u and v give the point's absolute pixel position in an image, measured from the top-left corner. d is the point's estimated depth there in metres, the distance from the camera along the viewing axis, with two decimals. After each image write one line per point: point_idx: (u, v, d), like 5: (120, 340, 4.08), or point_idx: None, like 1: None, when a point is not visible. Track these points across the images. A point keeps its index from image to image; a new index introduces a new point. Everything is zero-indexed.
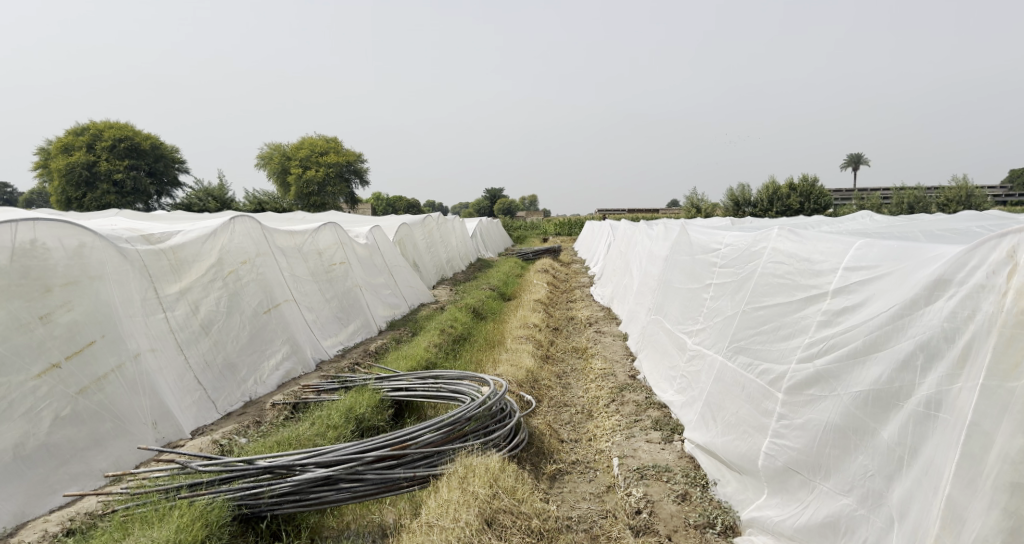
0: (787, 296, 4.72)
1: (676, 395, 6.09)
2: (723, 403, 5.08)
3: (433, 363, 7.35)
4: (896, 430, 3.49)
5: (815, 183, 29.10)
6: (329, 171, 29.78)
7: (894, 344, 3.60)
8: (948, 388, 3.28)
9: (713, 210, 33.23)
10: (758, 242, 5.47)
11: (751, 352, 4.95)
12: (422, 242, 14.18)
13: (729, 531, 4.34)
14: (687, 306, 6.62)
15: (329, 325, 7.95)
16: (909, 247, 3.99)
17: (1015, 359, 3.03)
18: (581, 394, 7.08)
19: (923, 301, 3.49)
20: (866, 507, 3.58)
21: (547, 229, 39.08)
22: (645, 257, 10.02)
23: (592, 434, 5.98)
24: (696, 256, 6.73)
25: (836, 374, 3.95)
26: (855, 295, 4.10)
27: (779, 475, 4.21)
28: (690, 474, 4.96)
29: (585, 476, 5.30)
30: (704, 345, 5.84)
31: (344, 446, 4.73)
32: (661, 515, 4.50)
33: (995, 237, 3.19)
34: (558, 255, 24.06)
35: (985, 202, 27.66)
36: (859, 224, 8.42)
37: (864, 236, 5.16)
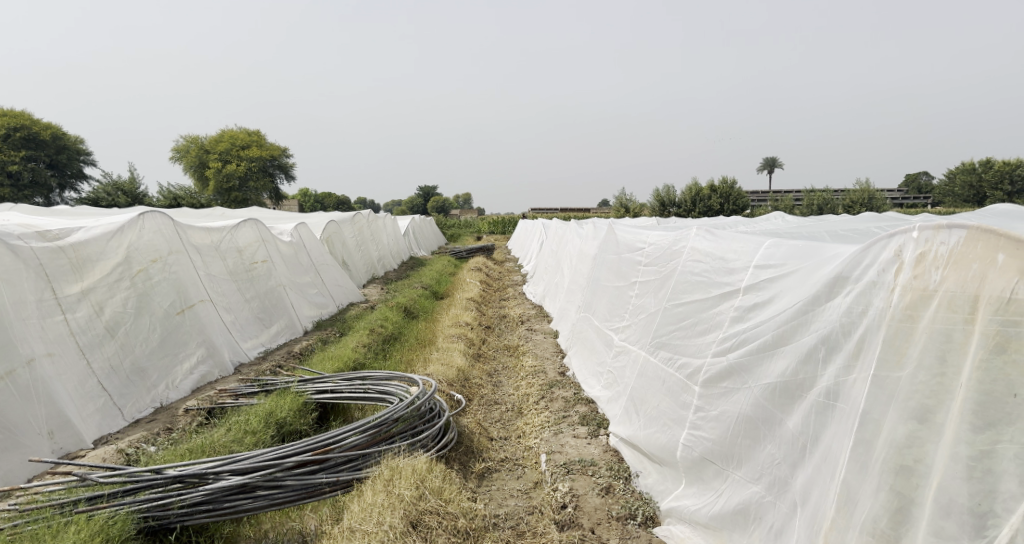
0: (702, 293, 4.93)
1: (603, 390, 6.23)
2: (645, 397, 5.24)
3: (360, 364, 7.23)
4: (799, 420, 3.70)
5: (734, 184, 30.39)
6: (251, 165, 28.81)
7: (799, 338, 3.82)
8: (845, 379, 3.48)
9: (639, 210, 34.13)
10: (679, 242, 5.68)
11: (671, 347, 5.13)
12: (352, 240, 13.95)
13: (649, 521, 4.49)
14: (614, 304, 6.77)
15: (249, 327, 7.69)
16: (813, 247, 4.24)
17: (900, 350, 3.17)
18: (512, 391, 7.13)
19: (823, 297, 3.70)
20: (772, 494, 3.77)
21: (479, 228, 39.18)
22: (575, 255, 10.20)
23: (521, 431, 6.04)
24: (622, 254, 6.91)
25: (748, 367, 4.15)
26: (763, 292, 4.33)
27: (696, 465, 4.39)
28: (614, 467, 5.10)
29: (514, 473, 5.36)
30: (629, 341, 6.01)
31: (262, 452, 4.59)
32: (585, 509, 4.60)
33: (885, 237, 3.36)
34: (491, 254, 24.17)
35: (885, 205, 29.69)
36: (773, 224, 8.86)
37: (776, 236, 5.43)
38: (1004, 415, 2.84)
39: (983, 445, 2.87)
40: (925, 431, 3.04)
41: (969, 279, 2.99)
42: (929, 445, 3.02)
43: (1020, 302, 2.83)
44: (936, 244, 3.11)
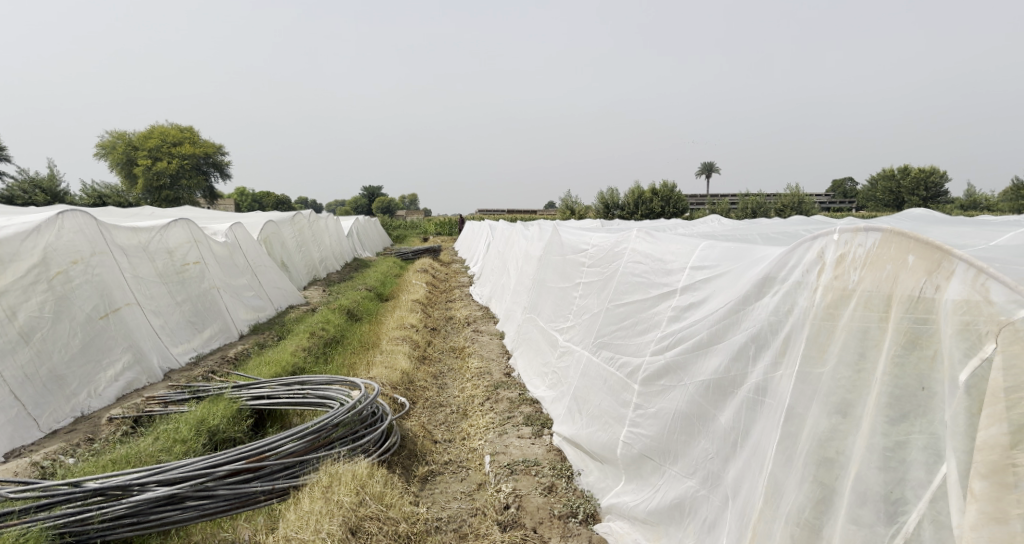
0: (642, 294, 5.04)
1: (548, 390, 6.28)
2: (587, 397, 5.31)
3: (299, 368, 7.06)
4: (731, 416, 3.82)
5: (675, 188, 31.18)
6: (183, 163, 27.86)
7: (731, 336, 3.94)
8: (772, 375, 3.60)
9: (585, 213, 34.56)
10: (620, 243, 5.80)
11: (612, 347, 5.22)
12: (292, 241, 13.63)
13: (590, 518, 4.56)
14: (559, 305, 6.84)
15: (180, 331, 7.41)
16: (744, 249, 4.40)
17: (822, 346, 3.26)
18: (456, 394, 7.11)
19: (753, 297, 3.83)
20: (706, 488, 3.88)
21: (426, 229, 38.93)
22: (521, 257, 10.27)
23: (465, 433, 6.02)
24: (566, 255, 7.00)
25: (683, 365, 4.26)
26: (698, 292, 4.46)
27: (635, 461, 4.49)
28: (556, 467, 5.15)
29: (457, 475, 5.34)
30: (573, 342, 6.08)
31: (192, 461, 4.44)
32: (528, 509, 4.63)
33: (808, 239, 3.49)
34: (438, 255, 24.06)
35: (814, 207, 31.07)
36: (711, 227, 9.11)
37: (713, 238, 5.60)
38: (915, 407, 2.87)
39: (898, 436, 2.89)
40: (845, 424, 3.10)
41: (883, 280, 3.04)
42: (849, 438, 3.07)
43: (928, 300, 2.87)
44: (854, 246, 3.20)
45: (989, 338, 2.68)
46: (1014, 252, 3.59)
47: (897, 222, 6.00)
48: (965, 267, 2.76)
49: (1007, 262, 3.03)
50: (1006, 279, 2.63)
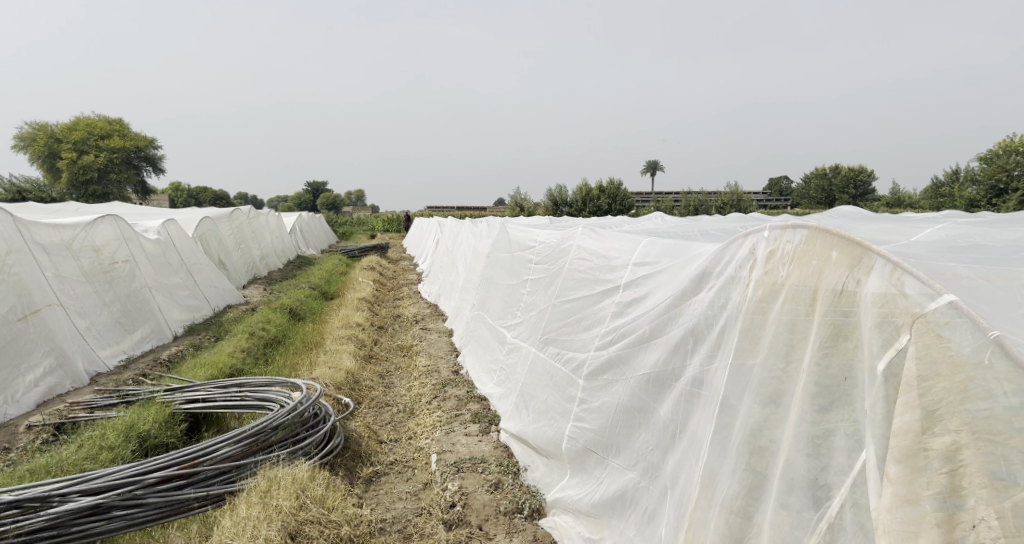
0: (588, 290, 5.12)
1: (496, 387, 6.29)
2: (534, 392, 5.35)
3: (237, 370, 6.86)
4: (669, 408, 3.90)
5: (620, 185, 31.75)
6: (112, 156, 26.65)
7: (670, 330, 4.03)
8: (708, 368, 3.68)
9: (534, 210, 34.77)
10: (566, 240, 5.86)
11: (558, 342, 5.27)
12: (231, 238, 13.22)
13: (536, 513, 4.60)
14: (507, 302, 6.85)
15: (107, 333, 7.09)
16: (684, 245, 4.50)
17: (754, 339, 3.37)
18: (404, 392, 7.04)
19: (691, 292, 3.92)
20: (646, 479, 3.96)
21: (374, 226, 38.44)
22: (470, 254, 10.24)
23: (412, 432, 5.96)
24: (514, 252, 7.02)
25: (625, 359, 4.34)
26: (639, 288, 4.55)
27: (580, 455, 4.54)
28: (503, 463, 5.17)
29: (403, 475, 5.28)
30: (520, 339, 6.09)
31: (119, 469, 4.26)
32: (473, 506, 4.62)
33: (741, 236, 3.60)
34: (385, 252, 23.75)
35: (753, 205, 32.16)
36: (655, 224, 9.30)
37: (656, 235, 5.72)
38: (837, 398, 2.92)
39: (825, 424, 2.93)
40: (775, 413, 3.18)
41: (809, 275, 3.12)
42: (778, 427, 3.16)
43: (850, 294, 2.91)
44: (783, 242, 3.31)
45: (903, 329, 2.62)
46: (933, 248, 3.79)
47: (829, 220, 6.25)
48: (883, 262, 2.73)
49: (923, 257, 3.13)
50: (918, 273, 2.59)
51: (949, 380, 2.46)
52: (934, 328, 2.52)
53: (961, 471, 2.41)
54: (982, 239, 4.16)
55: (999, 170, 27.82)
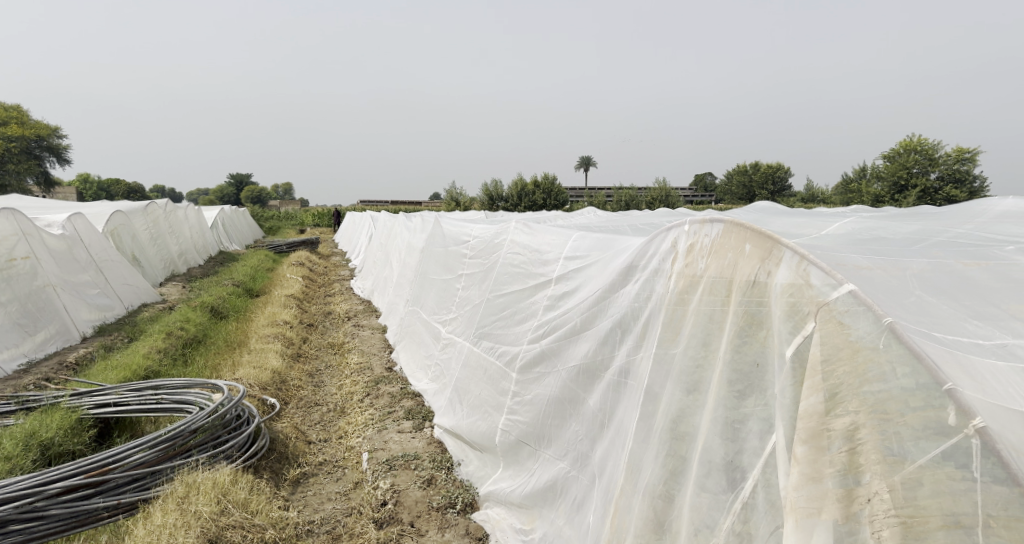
0: (521, 284, 5.16)
1: (431, 383, 6.26)
2: (468, 386, 5.35)
3: (154, 372, 6.55)
4: (598, 398, 3.97)
5: (553, 180, 32.14)
6: (10, 145, 24.86)
7: (599, 322, 4.11)
8: (634, 358, 3.77)
9: (469, 204, 34.78)
10: (500, 235, 5.89)
11: (492, 337, 5.27)
12: (146, 234, 12.58)
13: (469, 507, 4.60)
14: (441, 297, 6.81)
15: (5, 336, 6.63)
16: (613, 240, 4.61)
17: (675, 329, 3.47)
18: (334, 391, 6.90)
19: (618, 285, 4.01)
20: (576, 469, 4.02)
21: (303, 220, 37.51)
22: (403, 249, 10.15)
23: (342, 431, 5.84)
24: (448, 247, 6.99)
25: (556, 352, 4.39)
26: (570, 282, 4.64)
27: (512, 448, 4.57)
28: (436, 459, 5.17)
29: (332, 475, 5.15)
30: (455, 334, 6.07)
31: (17, 481, 4.00)
32: (405, 503, 4.59)
33: (664, 230, 3.72)
34: (316, 247, 23.20)
35: (680, 200, 33.28)
36: (588, 218, 9.49)
37: (587, 230, 5.83)
38: (751, 384, 3.04)
39: (740, 409, 3.05)
40: (695, 399, 3.29)
41: (725, 266, 3.25)
42: (696, 413, 3.27)
43: (762, 284, 3.03)
44: (702, 236, 3.44)
45: (809, 317, 2.73)
46: (841, 241, 4.02)
47: (750, 215, 6.54)
48: (791, 255, 2.86)
49: (828, 250, 3.30)
50: (822, 265, 2.71)
51: (849, 363, 2.54)
52: (836, 316, 2.61)
53: (859, 449, 2.47)
54: (884, 232, 4.44)
55: (900, 168, 29.94)
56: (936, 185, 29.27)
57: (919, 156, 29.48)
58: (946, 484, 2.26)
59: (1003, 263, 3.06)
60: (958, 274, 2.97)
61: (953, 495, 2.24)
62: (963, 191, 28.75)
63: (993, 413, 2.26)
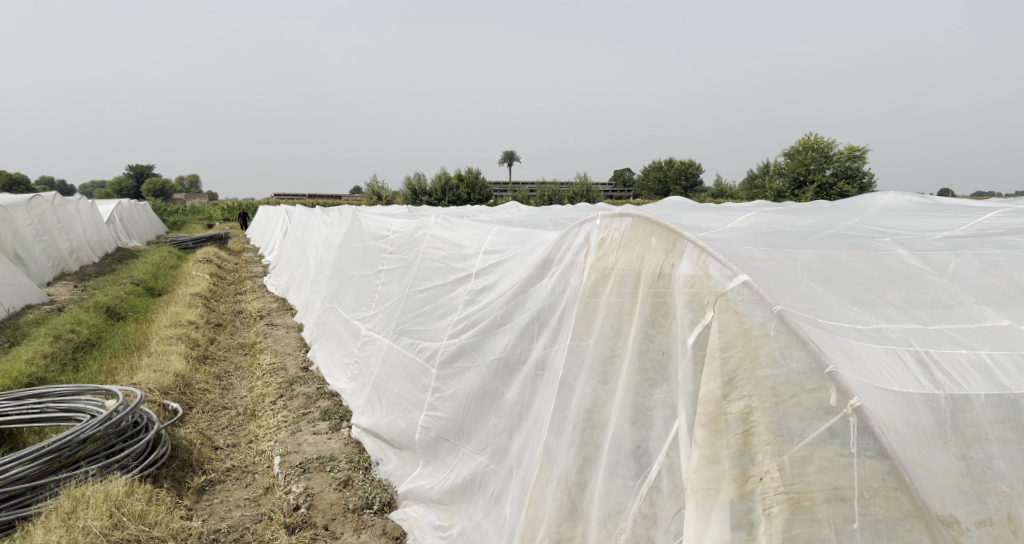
0: (441, 279, 5.12)
1: (348, 382, 6.13)
2: (387, 384, 5.26)
3: (39, 379, 6.07)
4: (516, 391, 3.98)
5: (477, 174, 32.12)
6: None
7: (517, 316, 4.13)
8: (550, 350, 3.81)
9: (390, 198, 34.26)
10: (420, 229, 5.81)
11: (412, 333, 5.19)
12: (30, 229, 11.64)
13: (386, 507, 4.53)
14: (360, 294, 6.66)
15: None
16: (531, 234, 4.67)
17: (588, 321, 3.53)
18: (244, 394, 6.61)
19: (535, 278, 4.04)
20: (494, 462, 4.03)
21: (212, 215, 35.81)
22: (320, 244, 9.87)
23: (253, 435, 5.61)
24: (366, 241, 6.84)
25: (476, 347, 4.37)
26: (490, 276, 4.66)
27: (432, 445, 4.54)
28: (353, 459, 5.07)
29: (241, 481, 4.94)
30: (374, 330, 5.94)
31: None
32: (320, 506, 4.46)
33: (578, 224, 3.78)
34: (226, 243, 22.21)
35: (599, 195, 34.03)
36: (510, 213, 9.55)
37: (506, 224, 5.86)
38: (656, 373, 3.14)
39: (646, 397, 3.14)
40: (606, 389, 3.36)
41: (634, 259, 3.33)
42: (607, 402, 3.34)
43: (666, 276, 3.13)
44: (612, 230, 3.52)
45: (708, 307, 2.84)
46: (744, 234, 4.21)
47: (663, 209, 6.75)
48: (692, 247, 2.97)
49: (728, 242, 3.46)
50: (720, 257, 2.83)
51: (743, 349, 2.66)
52: (732, 305, 2.73)
53: (753, 432, 2.58)
54: (783, 226, 4.69)
55: (800, 165, 31.77)
56: (832, 181, 31.25)
57: (816, 154, 31.37)
58: (831, 460, 2.39)
59: (880, 252, 3.28)
60: (846, 265, 3.17)
61: (836, 470, 2.38)
62: (855, 187, 30.84)
63: (869, 392, 2.41)
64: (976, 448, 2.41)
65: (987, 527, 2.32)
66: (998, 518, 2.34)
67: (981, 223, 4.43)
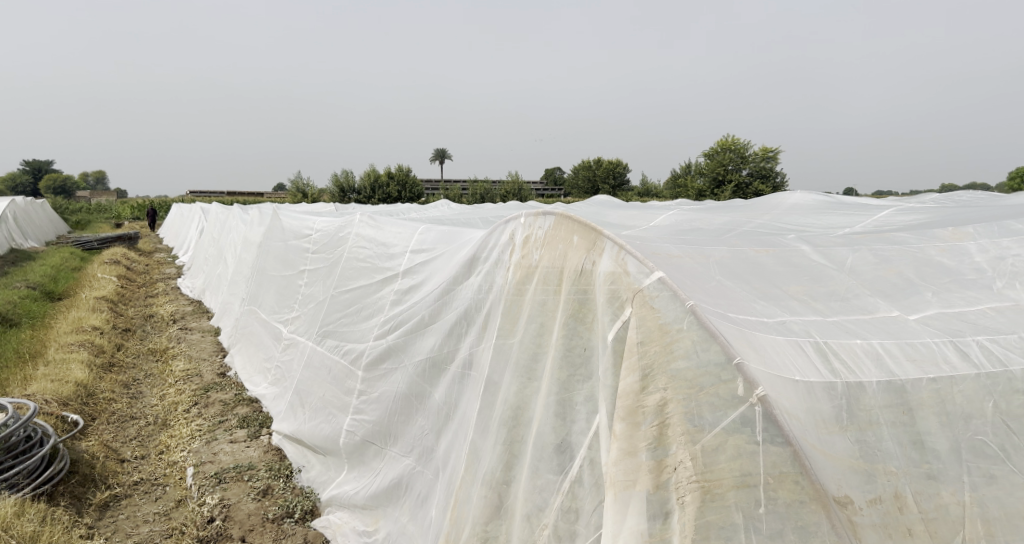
0: (367, 279, 5.03)
1: (269, 387, 5.92)
2: (310, 388, 5.12)
3: None
4: (443, 391, 3.95)
5: (406, 171, 31.74)
6: None
7: (444, 315, 4.10)
8: (476, 349, 3.80)
9: (317, 196, 33.36)
10: (344, 227, 5.68)
11: (336, 335, 5.07)
12: None
13: (308, 515, 4.41)
14: (281, 295, 6.44)
15: None
16: (458, 233, 4.66)
17: (513, 319, 3.55)
18: (154, 402, 6.28)
19: (462, 276, 4.03)
20: (421, 463, 3.99)
21: (121, 213, 33.81)
22: (238, 244, 9.49)
23: (164, 445, 5.34)
24: (287, 241, 6.62)
25: (402, 348, 4.31)
26: (417, 275, 4.62)
27: (358, 449, 4.44)
28: (274, 467, 4.90)
29: (150, 495, 4.68)
30: (297, 333, 5.77)
31: None
32: (236, 517, 4.29)
33: (503, 223, 3.80)
34: (137, 243, 21.02)
35: (528, 193, 34.27)
36: (440, 211, 9.49)
37: (433, 223, 5.80)
38: (579, 370, 3.19)
39: (568, 393, 3.18)
40: (530, 386, 3.38)
41: (556, 256, 3.37)
42: (531, 400, 3.36)
43: (588, 273, 3.17)
44: (536, 228, 3.57)
45: (627, 303, 2.90)
46: (664, 232, 4.34)
47: (589, 208, 6.88)
48: (612, 245, 3.04)
49: (647, 240, 3.56)
50: (637, 254, 2.90)
51: (659, 343, 2.74)
52: (649, 301, 2.80)
53: (668, 423, 2.66)
54: (701, 223, 4.87)
55: (719, 165, 33.07)
56: (748, 181, 32.67)
57: (734, 154, 32.76)
58: (740, 448, 2.49)
59: (786, 249, 3.46)
60: (756, 261, 3.32)
61: (744, 458, 2.48)
62: (769, 186, 32.39)
63: (773, 382, 2.53)
64: (869, 432, 2.57)
65: (877, 505, 2.48)
66: (887, 496, 2.50)
67: (879, 220, 4.74)
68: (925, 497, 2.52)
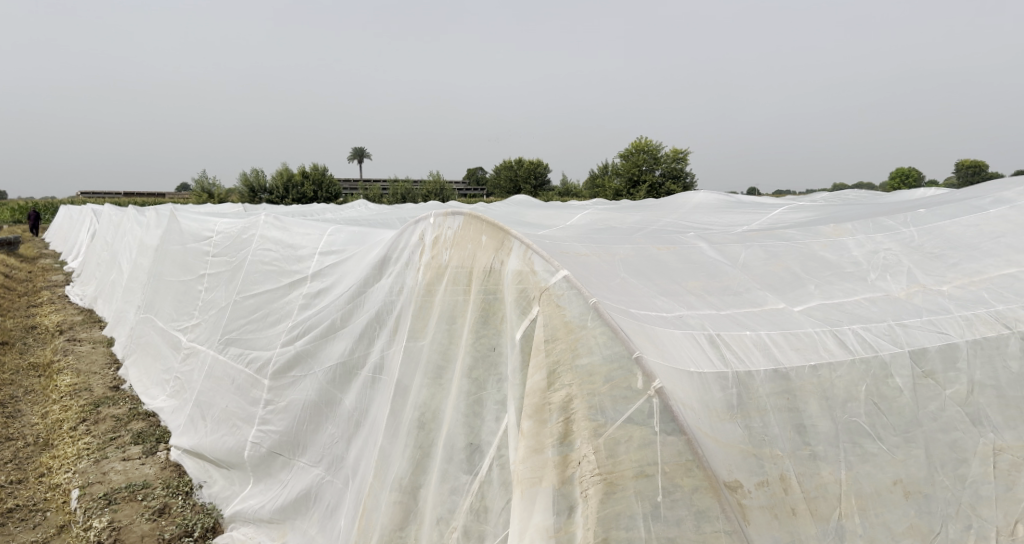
0: (273, 283, 4.83)
1: (168, 399, 5.60)
2: (212, 399, 4.88)
3: None
4: (353, 397, 3.86)
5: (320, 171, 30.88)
6: None
7: (354, 319, 4.00)
8: (387, 352, 3.73)
9: (226, 196, 31.89)
10: (247, 229, 5.43)
11: (240, 342, 4.83)
12: None
13: (209, 532, 4.18)
14: (179, 301, 6.09)
15: None
16: (369, 233, 4.58)
17: (424, 320, 3.50)
18: (35, 420, 5.77)
19: (373, 278, 3.95)
20: (330, 473, 3.88)
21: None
22: (134, 247, 8.92)
23: (45, 467, 4.90)
24: (186, 244, 6.27)
25: (311, 354, 4.17)
26: (328, 278, 4.51)
27: (263, 461, 4.27)
28: (172, 484, 4.62)
29: (27, 522, 4.27)
30: (197, 342, 5.47)
31: None
32: (128, 540, 4.03)
33: (413, 223, 3.75)
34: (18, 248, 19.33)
35: (449, 194, 34.11)
36: (356, 212, 9.29)
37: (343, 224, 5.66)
38: (488, 369, 3.19)
39: (477, 393, 3.18)
40: (440, 388, 3.35)
41: (465, 257, 3.36)
42: (440, 402, 3.33)
43: (496, 273, 3.18)
44: (445, 228, 3.55)
45: (534, 301, 2.93)
46: (574, 231, 4.42)
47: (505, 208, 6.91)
48: (519, 244, 3.06)
49: (555, 239, 3.60)
50: (543, 253, 2.93)
51: (564, 341, 2.78)
52: (554, 299, 2.84)
53: (573, 419, 2.70)
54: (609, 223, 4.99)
55: (632, 166, 34.07)
56: (660, 181, 33.79)
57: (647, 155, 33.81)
58: (641, 440, 2.55)
59: (686, 247, 3.59)
60: (658, 259, 3.43)
61: (643, 449, 2.55)
62: (680, 186, 33.65)
63: (671, 375, 2.62)
64: (757, 418, 2.70)
65: (764, 488, 2.61)
66: (773, 479, 2.64)
67: (772, 218, 5.02)
68: (807, 477, 2.68)
